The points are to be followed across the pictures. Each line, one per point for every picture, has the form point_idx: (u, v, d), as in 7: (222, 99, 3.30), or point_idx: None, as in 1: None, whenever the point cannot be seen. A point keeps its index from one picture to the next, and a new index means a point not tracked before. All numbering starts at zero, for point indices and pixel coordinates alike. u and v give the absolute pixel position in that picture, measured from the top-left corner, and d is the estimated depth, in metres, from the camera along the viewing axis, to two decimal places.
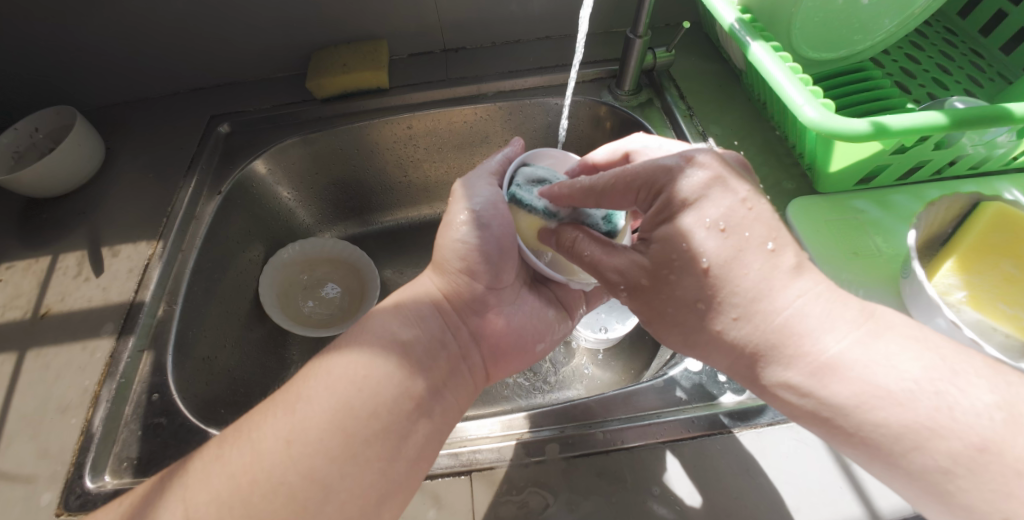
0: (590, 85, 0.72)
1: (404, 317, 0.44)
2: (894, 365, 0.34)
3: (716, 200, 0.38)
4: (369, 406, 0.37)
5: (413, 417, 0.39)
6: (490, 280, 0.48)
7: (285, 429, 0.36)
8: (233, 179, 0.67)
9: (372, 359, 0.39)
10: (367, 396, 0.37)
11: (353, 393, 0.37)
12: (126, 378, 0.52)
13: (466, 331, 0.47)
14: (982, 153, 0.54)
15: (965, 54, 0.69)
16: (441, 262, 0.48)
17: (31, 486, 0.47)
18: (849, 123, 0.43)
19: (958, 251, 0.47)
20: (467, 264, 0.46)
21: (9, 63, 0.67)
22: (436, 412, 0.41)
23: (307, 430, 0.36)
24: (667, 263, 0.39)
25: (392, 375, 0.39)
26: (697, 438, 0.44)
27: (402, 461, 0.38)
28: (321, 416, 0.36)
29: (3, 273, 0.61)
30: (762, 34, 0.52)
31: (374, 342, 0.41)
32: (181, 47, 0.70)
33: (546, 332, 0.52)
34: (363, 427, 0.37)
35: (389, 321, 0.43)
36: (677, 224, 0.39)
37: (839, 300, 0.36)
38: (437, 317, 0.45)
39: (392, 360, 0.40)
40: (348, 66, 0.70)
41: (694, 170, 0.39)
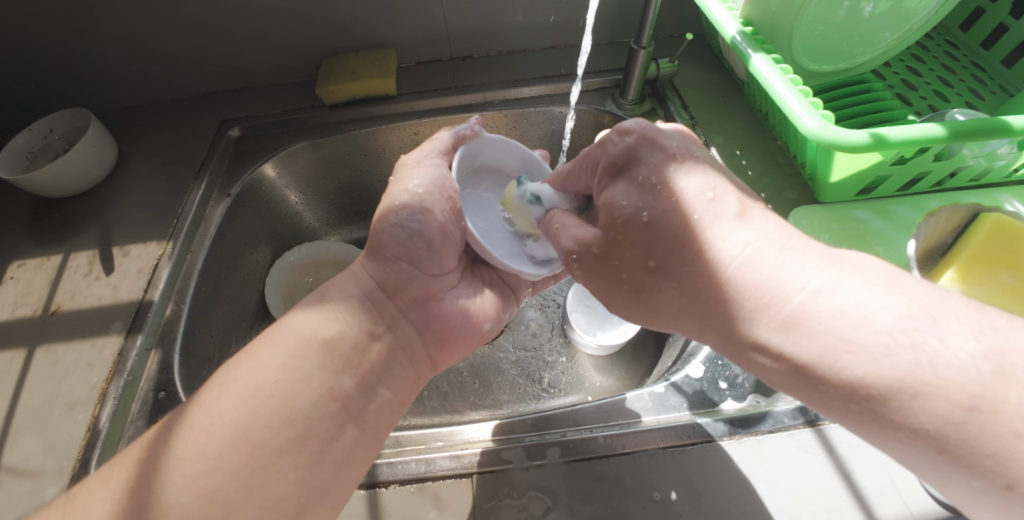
0: (595, 94, 0.73)
1: (327, 313, 0.41)
2: (861, 316, 0.28)
3: (650, 159, 0.39)
4: (279, 413, 0.35)
5: (339, 420, 0.37)
6: (430, 266, 0.46)
7: (182, 445, 0.34)
8: (242, 182, 0.68)
9: (284, 361, 0.37)
10: (278, 404, 0.35)
11: (262, 402, 0.35)
12: (133, 375, 0.53)
13: (405, 320, 0.45)
14: (982, 165, 0.54)
15: (966, 67, 0.69)
16: (374, 251, 0.46)
17: (37, 481, 0.48)
18: (848, 134, 0.44)
19: (958, 261, 0.48)
20: (405, 252, 0.45)
21: (27, 66, 0.69)
22: (368, 412, 0.39)
23: (205, 444, 0.34)
24: (617, 228, 0.38)
25: (308, 378, 0.37)
26: (697, 444, 0.44)
27: (327, 469, 0.36)
28: (223, 427, 0.34)
29: (15, 271, 0.62)
30: (763, 47, 0.53)
31: (287, 343, 0.38)
32: (194, 52, 0.72)
33: (495, 313, 0.51)
34: (273, 435, 0.34)
35: (310, 317, 0.40)
36: (610, 193, 0.40)
37: (795, 248, 0.32)
38: (368, 310, 0.43)
39: (310, 361, 0.38)
40: (357, 73, 0.72)
41: (620, 138, 0.41)
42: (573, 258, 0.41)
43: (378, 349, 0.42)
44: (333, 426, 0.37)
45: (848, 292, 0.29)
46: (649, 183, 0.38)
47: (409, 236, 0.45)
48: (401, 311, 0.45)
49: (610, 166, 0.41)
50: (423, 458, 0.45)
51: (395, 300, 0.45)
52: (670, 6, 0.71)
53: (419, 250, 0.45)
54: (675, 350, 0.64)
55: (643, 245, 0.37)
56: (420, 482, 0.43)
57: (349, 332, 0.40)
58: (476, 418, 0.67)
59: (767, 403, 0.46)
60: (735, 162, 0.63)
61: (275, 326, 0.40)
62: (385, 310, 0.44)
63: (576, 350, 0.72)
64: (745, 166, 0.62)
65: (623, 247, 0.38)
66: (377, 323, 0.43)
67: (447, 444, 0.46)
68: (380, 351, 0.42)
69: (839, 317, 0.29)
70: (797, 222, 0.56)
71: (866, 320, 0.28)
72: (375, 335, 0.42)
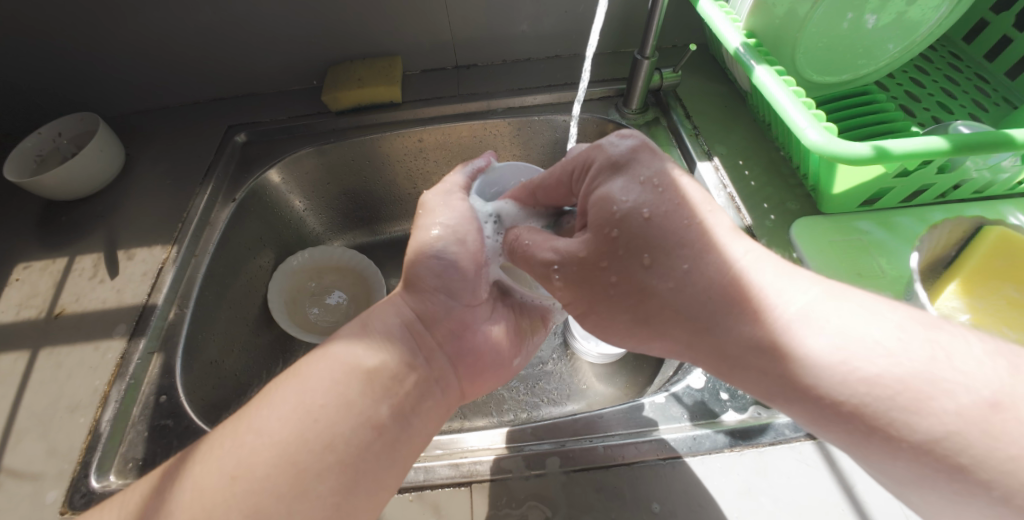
0: (598, 103, 0.74)
1: (372, 342, 0.41)
2: (891, 352, 0.30)
3: (647, 164, 0.37)
4: (324, 437, 0.36)
5: (377, 448, 0.37)
6: (466, 296, 0.46)
7: (230, 464, 0.35)
8: (247, 187, 0.69)
9: (330, 387, 0.37)
10: (322, 428, 0.36)
11: (309, 425, 0.36)
12: (135, 379, 0.53)
13: (439, 351, 0.44)
14: (986, 178, 0.54)
15: (970, 79, 0.69)
16: (413, 281, 0.45)
17: (38, 483, 0.48)
18: (851, 146, 0.44)
19: (962, 274, 0.48)
20: (443, 280, 0.44)
21: (37, 71, 0.70)
22: (402, 446, 0.39)
23: (252, 467, 0.34)
24: (612, 236, 0.37)
25: (352, 406, 0.37)
26: (698, 456, 0.44)
27: (359, 497, 0.36)
28: (268, 450, 0.35)
29: (21, 273, 0.62)
30: (766, 59, 0.53)
31: (336, 368, 0.38)
32: (202, 58, 0.73)
33: (521, 348, 0.51)
34: (316, 460, 0.35)
35: (354, 344, 0.40)
36: (606, 189, 0.38)
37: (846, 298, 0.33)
38: (408, 337, 0.43)
39: (352, 389, 0.38)
40: (363, 80, 0.72)
41: (619, 141, 0.39)
42: (555, 269, 0.40)
43: (417, 380, 0.41)
44: (372, 456, 0.37)
45: (874, 329, 0.31)
46: (642, 188, 0.36)
47: (444, 267, 0.44)
48: (438, 345, 0.44)
49: (604, 168, 0.39)
50: (423, 466, 0.44)
51: (436, 330, 0.44)
52: (673, 16, 0.71)
53: (456, 280, 0.45)
54: (677, 360, 0.63)
55: (634, 249, 0.36)
56: (419, 491, 0.43)
57: (392, 362, 0.40)
58: (475, 425, 0.67)
59: (768, 415, 0.46)
60: (738, 172, 0.63)
61: (321, 350, 0.41)
62: (426, 343, 0.43)
63: (577, 358, 0.72)
64: (747, 176, 0.63)
65: (614, 244, 0.36)
66: (417, 356, 0.42)
67: (447, 453, 0.46)
68: (420, 380, 0.41)
69: (874, 349, 0.30)
70: (800, 233, 0.56)
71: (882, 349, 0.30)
72: (413, 367, 0.41)
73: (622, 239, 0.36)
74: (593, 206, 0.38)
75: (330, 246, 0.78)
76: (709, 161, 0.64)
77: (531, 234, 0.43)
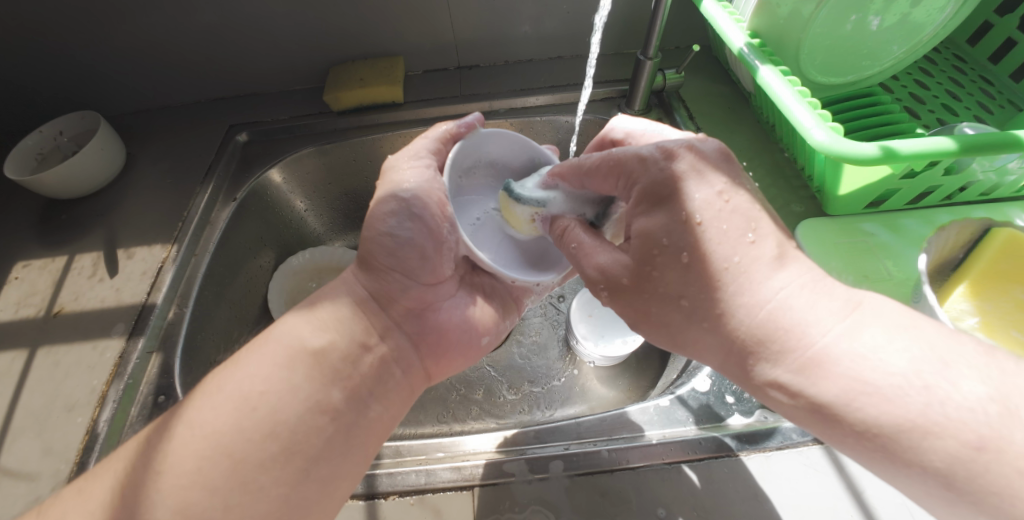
0: (601, 104, 0.74)
1: (317, 321, 0.40)
2: (887, 358, 0.30)
3: (687, 195, 0.36)
4: (262, 427, 0.35)
5: (325, 431, 0.37)
6: (424, 276, 0.45)
7: (162, 457, 0.34)
8: (248, 186, 0.68)
9: (273, 372, 0.36)
10: (262, 416, 0.35)
11: (246, 414, 0.35)
12: (133, 378, 0.53)
13: (401, 330, 0.44)
14: (992, 180, 0.54)
15: (975, 81, 0.69)
16: (368, 262, 0.45)
17: (34, 484, 0.47)
18: (858, 146, 0.43)
19: (970, 276, 0.47)
20: (398, 259, 0.44)
21: (38, 69, 0.70)
22: (358, 427, 0.39)
23: (184, 459, 0.34)
24: (650, 259, 0.37)
25: (296, 391, 0.36)
26: (703, 460, 0.43)
27: (314, 480, 0.36)
28: (197, 442, 0.34)
29: (20, 271, 0.62)
30: (771, 58, 0.53)
31: (279, 351, 0.38)
32: (204, 58, 0.72)
33: (494, 327, 0.50)
34: (255, 449, 0.34)
35: (300, 324, 0.40)
36: (646, 223, 0.37)
37: (823, 290, 0.33)
38: (358, 318, 0.42)
39: (299, 372, 0.37)
40: (365, 80, 0.72)
41: (665, 158, 0.38)
42: (602, 290, 0.40)
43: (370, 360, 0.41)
44: (319, 441, 0.36)
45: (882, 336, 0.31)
46: (685, 221, 0.36)
47: (399, 245, 0.44)
48: (396, 323, 0.44)
49: (648, 192, 0.38)
50: (424, 469, 0.44)
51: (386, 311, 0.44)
52: (676, 18, 0.71)
53: (408, 260, 0.44)
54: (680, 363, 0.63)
55: (670, 290, 0.36)
56: (420, 494, 0.43)
57: (339, 340, 0.40)
58: (476, 428, 0.66)
59: (775, 419, 0.45)
60: None
61: (267, 332, 0.40)
62: (376, 319, 0.43)
63: (579, 361, 0.72)
64: (752, 177, 0.62)
65: (655, 281, 0.37)
66: (369, 334, 0.42)
67: (448, 455, 0.45)
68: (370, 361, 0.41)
69: (870, 373, 0.30)
70: (806, 235, 0.56)
71: (897, 355, 0.30)
72: (367, 347, 0.41)
73: (659, 257, 0.36)
74: (636, 238, 0.38)
75: (331, 246, 0.78)
76: None
77: (579, 234, 0.42)
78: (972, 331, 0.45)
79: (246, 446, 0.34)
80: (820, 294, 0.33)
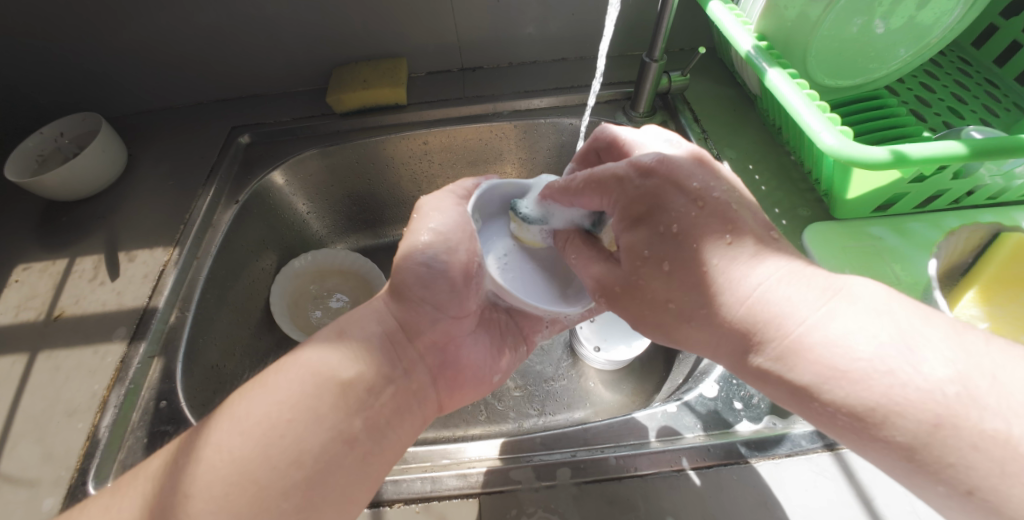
0: (606, 106, 0.73)
1: (345, 351, 0.40)
2: (919, 371, 0.29)
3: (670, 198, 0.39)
4: (289, 455, 0.35)
5: (346, 461, 0.36)
6: (452, 309, 0.45)
7: (189, 481, 0.34)
8: (250, 189, 0.68)
9: (301, 399, 0.36)
10: (288, 444, 0.35)
11: (273, 441, 0.35)
12: (135, 383, 0.52)
13: (425, 361, 0.44)
14: (1000, 184, 0.53)
15: (979, 84, 0.69)
16: (401, 291, 0.44)
17: (34, 490, 0.47)
18: (868, 150, 0.43)
19: (980, 282, 0.47)
20: (428, 290, 0.43)
21: (39, 70, 0.69)
22: (373, 459, 0.38)
23: (212, 485, 0.33)
24: (641, 261, 0.39)
25: (322, 420, 0.36)
26: (712, 467, 0.43)
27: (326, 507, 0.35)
28: (229, 467, 0.34)
29: (20, 274, 0.61)
30: (779, 61, 0.52)
31: (306, 376, 0.38)
32: (206, 59, 0.72)
33: (501, 364, 0.50)
34: (279, 478, 0.34)
35: (329, 353, 0.40)
36: (631, 236, 0.40)
37: (801, 280, 0.34)
38: (386, 348, 0.42)
39: (324, 402, 0.37)
40: (369, 82, 0.71)
41: (640, 172, 0.41)
42: (598, 300, 0.43)
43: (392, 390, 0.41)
44: (341, 470, 0.36)
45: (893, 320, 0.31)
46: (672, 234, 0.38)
47: (433, 275, 0.43)
48: (419, 356, 0.44)
49: (637, 198, 0.40)
50: (430, 477, 0.43)
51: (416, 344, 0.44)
52: (681, 20, 0.71)
53: (442, 293, 0.44)
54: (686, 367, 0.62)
55: (657, 299, 0.39)
56: (426, 502, 0.42)
57: (368, 370, 0.40)
58: (480, 433, 0.66)
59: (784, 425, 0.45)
60: (748, 176, 0.62)
61: (295, 357, 0.39)
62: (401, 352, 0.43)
63: (583, 365, 0.71)
64: (758, 181, 0.62)
65: (643, 290, 0.40)
66: (396, 368, 0.42)
67: (453, 462, 0.45)
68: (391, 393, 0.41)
69: (903, 383, 0.29)
70: (812, 238, 0.55)
71: (871, 341, 0.30)
72: (391, 380, 0.41)
73: (650, 256, 0.39)
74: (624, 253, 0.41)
75: (333, 249, 0.77)
76: (718, 165, 0.64)
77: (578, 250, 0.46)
78: None
79: (270, 474, 0.34)
80: (798, 284, 0.34)
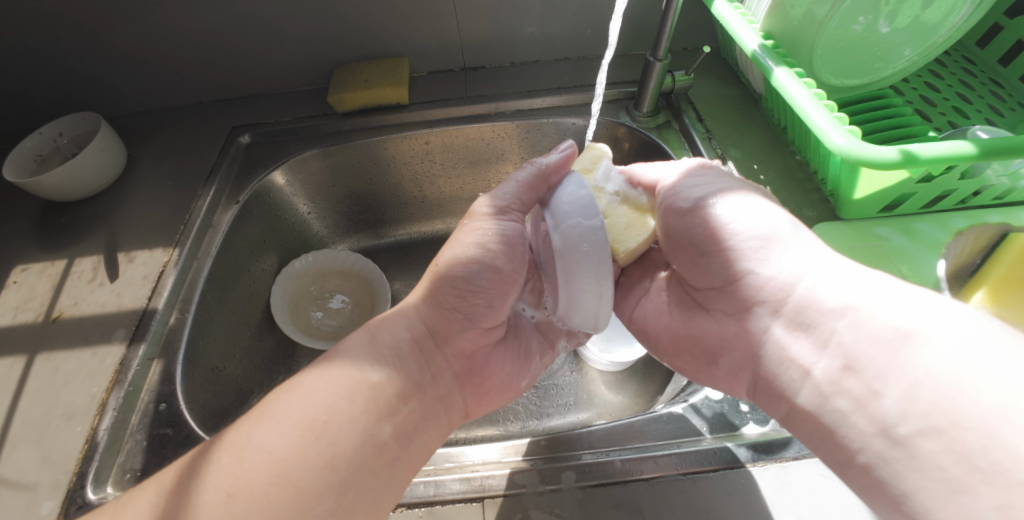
0: (609, 106, 0.73)
1: (376, 354, 0.40)
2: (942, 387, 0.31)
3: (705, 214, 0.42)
4: (324, 457, 0.35)
5: (377, 466, 0.37)
6: (483, 319, 0.45)
7: (228, 481, 0.34)
8: (251, 189, 0.67)
9: (336, 402, 0.37)
10: (324, 446, 0.35)
11: (310, 443, 0.35)
12: (134, 386, 0.52)
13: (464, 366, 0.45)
14: (1006, 185, 0.53)
15: (984, 83, 0.68)
16: (437, 298, 0.43)
17: (32, 494, 0.46)
18: (876, 150, 0.42)
19: (988, 283, 0.46)
20: (467, 300, 0.44)
21: (38, 69, 0.69)
22: (402, 462, 0.38)
23: (251, 486, 0.33)
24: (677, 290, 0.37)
25: (355, 421, 0.37)
26: (719, 471, 0.42)
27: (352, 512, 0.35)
28: (263, 469, 0.34)
29: (18, 275, 0.61)
30: (785, 60, 0.52)
31: (343, 381, 0.38)
32: (206, 59, 0.71)
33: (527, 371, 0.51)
34: (314, 479, 0.34)
35: (361, 358, 0.39)
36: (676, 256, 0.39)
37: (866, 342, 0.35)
38: (416, 353, 0.42)
39: (357, 405, 0.37)
40: (371, 82, 0.71)
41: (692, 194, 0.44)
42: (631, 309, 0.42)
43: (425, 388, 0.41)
44: (370, 475, 0.36)
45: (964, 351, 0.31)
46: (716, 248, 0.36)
47: (472, 286, 0.43)
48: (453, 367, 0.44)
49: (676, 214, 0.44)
50: (433, 481, 0.43)
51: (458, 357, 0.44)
52: (685, 19, 0.70)
53: (482, 299, 0.44)
54: None
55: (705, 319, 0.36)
56: (429, 506, 0.42)
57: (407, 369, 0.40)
58: (483, 435, 0.65)
59: None
60: (753, 177, 0.62)
61: (327, 362, 0.39)
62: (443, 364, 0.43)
63: (586, 366, 0.71)
64: (763, 181, 0.61)
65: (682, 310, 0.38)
66: (429, 376, 0.42)
67: (456, 466, 0.44)
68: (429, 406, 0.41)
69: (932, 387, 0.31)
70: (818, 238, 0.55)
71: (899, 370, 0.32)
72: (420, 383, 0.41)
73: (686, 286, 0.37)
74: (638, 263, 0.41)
75: (335, 249, 0.76)
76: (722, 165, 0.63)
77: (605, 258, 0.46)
78: None
79: (309, 475, 0.34)
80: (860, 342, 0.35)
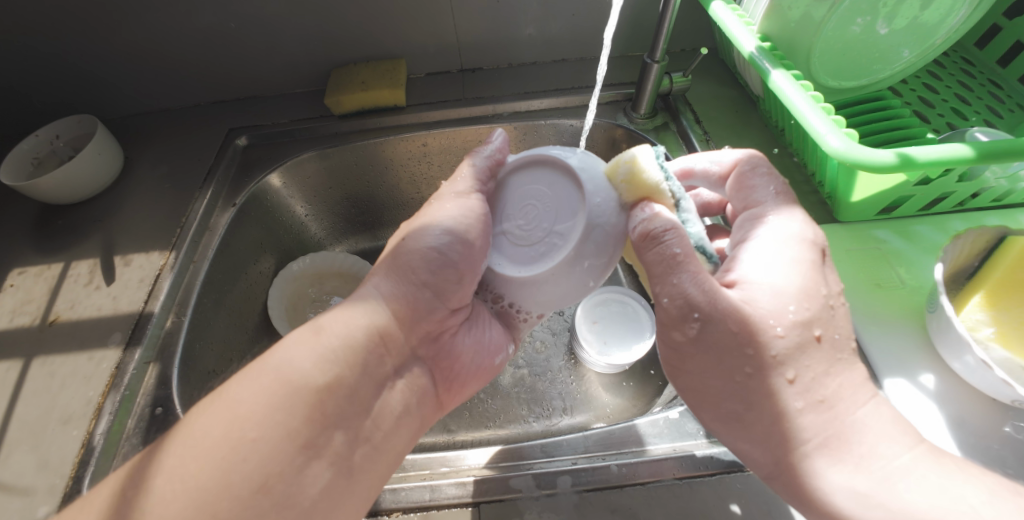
0: (607, 107, 0.72)
1: (320, 350, 0.37)
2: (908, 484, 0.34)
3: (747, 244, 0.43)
4: (247, 475, 0.33)
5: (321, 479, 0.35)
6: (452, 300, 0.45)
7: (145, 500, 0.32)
8: (248, 191, 0.67)
9: (266, 416, 0.34)
10: (250, 465, 0.33)
11: (234, 463, 0.33)
12: (131, 390, 0.52)
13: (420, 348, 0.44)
14: (1005, 187, 0.53)
15: (983, 85, 0.68)
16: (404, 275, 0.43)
17: (28, 498, 0.46)
18: (873, 153, 0.42)
19: (986, 286, 0.46)
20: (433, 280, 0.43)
21: (34, 72, 0.69)
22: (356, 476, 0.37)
23: (168, 503, 0.32)
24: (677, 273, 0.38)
25: (287, 433, 0.34)
26: (715, 475, 0.42)
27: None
28: (185, 487, 0.32)
29: (15, 279, 0.61)
30: (782, 62, 0.52)
31: (275, 382, 0.35)
32: (203, 61, 0.71)
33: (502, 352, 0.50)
34: (236, 498, 0.32)
35: (303, 352, 0.37)
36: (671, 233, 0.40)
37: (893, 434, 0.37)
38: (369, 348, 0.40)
39: (290, 414, 0.35)
40: (368, 83, 0.71)
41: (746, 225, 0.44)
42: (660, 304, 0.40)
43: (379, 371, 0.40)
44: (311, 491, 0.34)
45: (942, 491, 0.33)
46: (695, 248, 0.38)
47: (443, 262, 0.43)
48: (412, 349, 0.43)
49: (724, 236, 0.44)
50: (429, 485, 0.43)
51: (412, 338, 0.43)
52: (683, 20, 0.70)
53: (444, 279, 0.44)
54: None
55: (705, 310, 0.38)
56: (425, 511, 0.42)
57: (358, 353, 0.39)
58: (480, 437, 0.66)
59: None
60: None
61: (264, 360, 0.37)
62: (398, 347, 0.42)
63: (584, 368, 0.71)
64: None
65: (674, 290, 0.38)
66: (385, 365, 0.40)
67: (452, 470, 0.44)
68: (385, 394, 0.40)
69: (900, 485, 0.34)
70: None
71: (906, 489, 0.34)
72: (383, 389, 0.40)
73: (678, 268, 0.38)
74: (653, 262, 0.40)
75: (332, 251, 0.76)
76: None
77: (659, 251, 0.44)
78: (987, 343, 0.44)
79: (232, 496, 0.32)
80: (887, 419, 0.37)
